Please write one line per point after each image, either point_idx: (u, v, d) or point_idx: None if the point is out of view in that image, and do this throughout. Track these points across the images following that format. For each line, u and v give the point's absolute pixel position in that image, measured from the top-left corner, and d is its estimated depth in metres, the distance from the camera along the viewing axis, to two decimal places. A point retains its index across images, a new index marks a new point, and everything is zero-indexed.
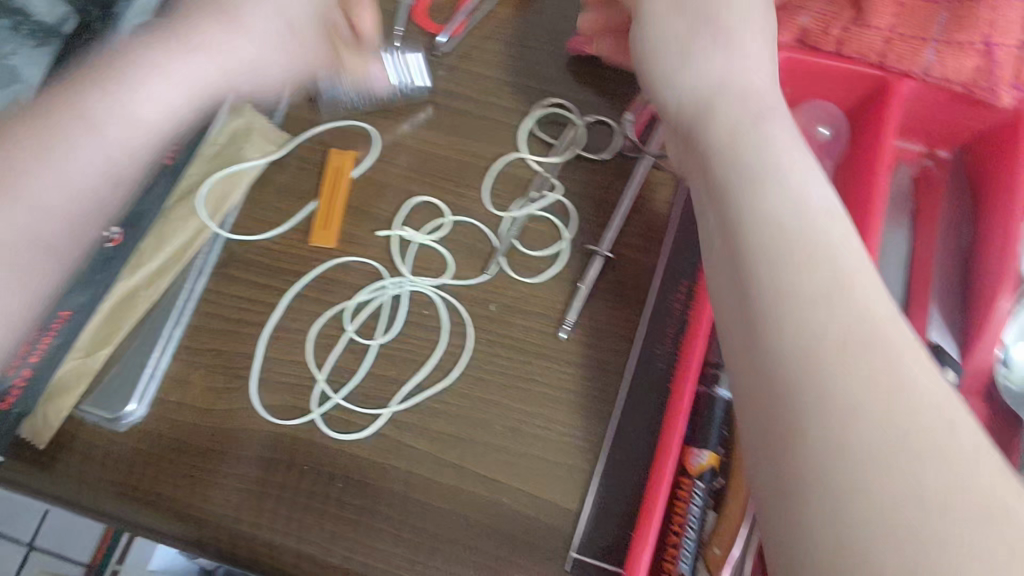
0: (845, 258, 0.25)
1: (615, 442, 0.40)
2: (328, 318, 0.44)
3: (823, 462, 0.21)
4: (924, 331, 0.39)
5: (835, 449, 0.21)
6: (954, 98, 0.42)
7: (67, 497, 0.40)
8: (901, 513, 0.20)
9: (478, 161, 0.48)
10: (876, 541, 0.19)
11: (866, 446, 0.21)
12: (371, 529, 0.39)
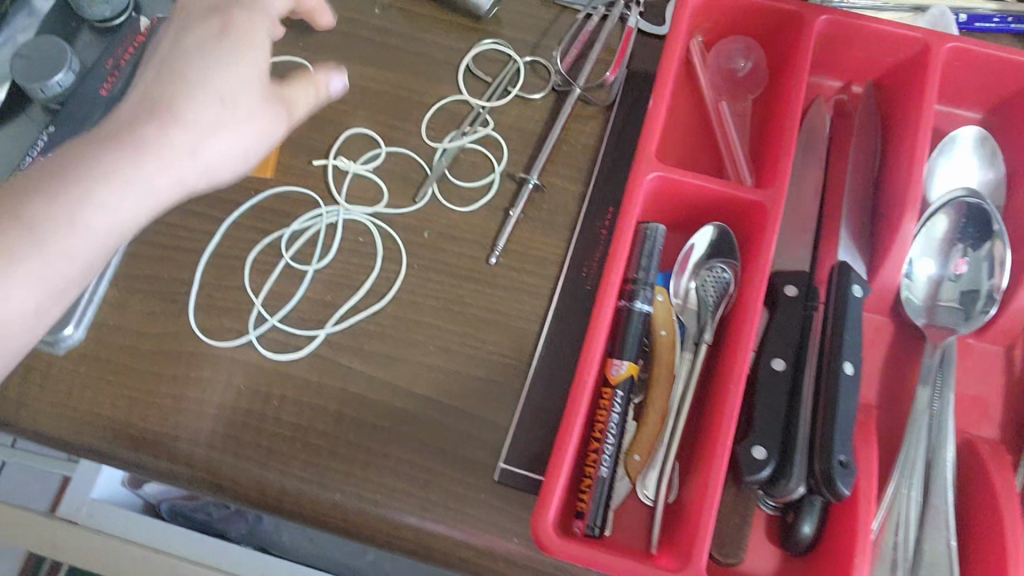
0: None
1: (542, 361, 0.42)
2: (264, 246, 0.45)
3: None
4: (833, 254, 0.41)
5: None
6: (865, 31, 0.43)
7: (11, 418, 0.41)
8: None
9: (413, 95, 0.49)
10: None
11: None
12: (307, 446, 0.40)
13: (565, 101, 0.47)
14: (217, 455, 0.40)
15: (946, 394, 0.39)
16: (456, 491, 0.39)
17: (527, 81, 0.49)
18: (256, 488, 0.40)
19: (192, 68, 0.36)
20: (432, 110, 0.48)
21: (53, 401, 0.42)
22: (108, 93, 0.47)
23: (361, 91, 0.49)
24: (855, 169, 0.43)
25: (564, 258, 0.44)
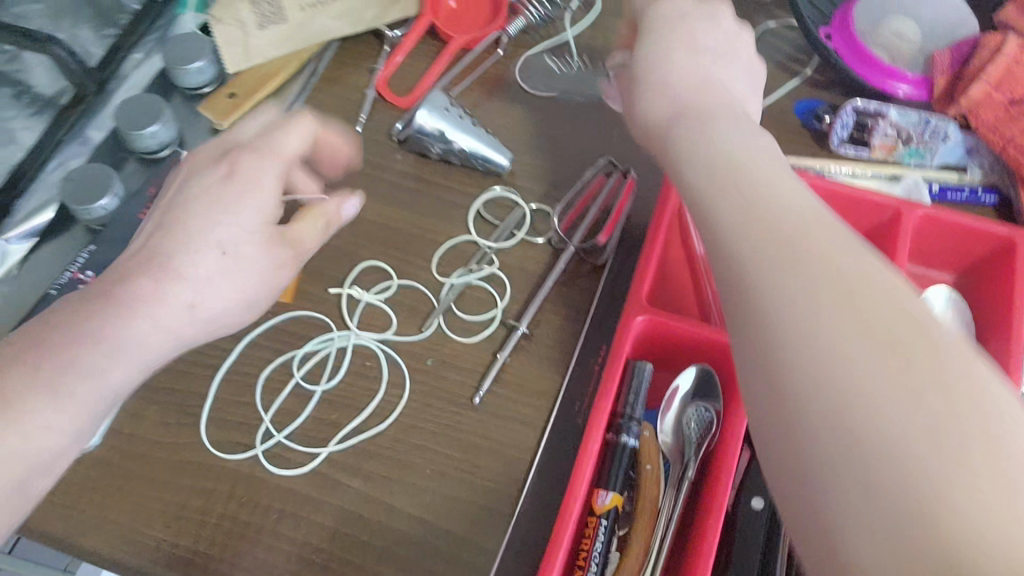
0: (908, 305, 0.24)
1: (531, 492, 0.44)
2: (277, 365, 0.48)
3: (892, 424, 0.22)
4: None
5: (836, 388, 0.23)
6: (840, 201, 0.49)
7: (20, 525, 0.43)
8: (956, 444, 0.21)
9: (428, 234, 0.52)
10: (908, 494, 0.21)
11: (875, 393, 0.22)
12: (301, 559, 0.42)
13: (560, 258, 0.50)
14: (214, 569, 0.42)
15: None
16: None
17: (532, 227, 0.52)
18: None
19: (178, 234, 0.38)
20: (445, 249, 0.51)
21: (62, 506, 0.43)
22: (146, 216, 0.51)
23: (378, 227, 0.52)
24: None
25: (557, 395, 0.47)
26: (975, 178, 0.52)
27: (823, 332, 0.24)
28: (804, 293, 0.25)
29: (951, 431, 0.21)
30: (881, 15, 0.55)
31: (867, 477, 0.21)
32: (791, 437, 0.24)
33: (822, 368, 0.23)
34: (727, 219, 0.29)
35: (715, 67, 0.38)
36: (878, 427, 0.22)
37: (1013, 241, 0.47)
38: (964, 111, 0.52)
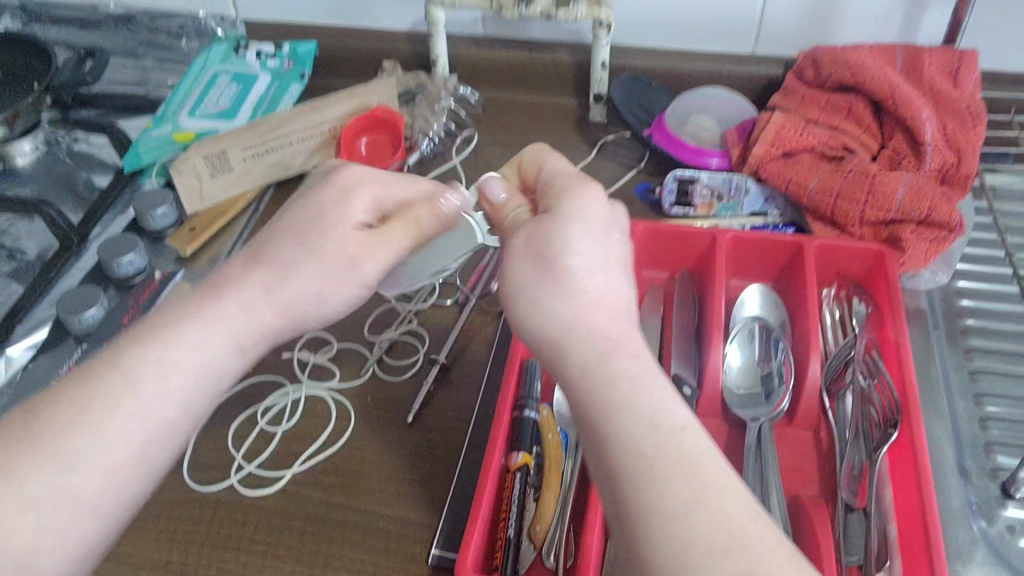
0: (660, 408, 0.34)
1: (462, 472, 0.54)
2: (245, 417, 0.58)
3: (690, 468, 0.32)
4: (670, 369, 0.58)
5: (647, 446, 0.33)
6: (669, 235, 0.64)
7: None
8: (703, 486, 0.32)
9: (360, 312, 0.65)
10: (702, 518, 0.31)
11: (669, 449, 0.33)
12: (276, 556, 0.51)
13: (464, 310, 0.64)
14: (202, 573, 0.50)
15: (764, 467, 0.53)
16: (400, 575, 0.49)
17: (442, 293, 0.65)
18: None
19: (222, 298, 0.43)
20: (375, 318, 0.64)
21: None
22: (129, 321, 0.61)
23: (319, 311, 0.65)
24: (683, 319, 0.61)
25: (475, 402, 0.58)
26: (776, 217, 0.68)
27: (638, 417, 0.34)
28: (635, 394, 0.35)
29: (703, 473, 0.32)
30: (685, 113, 0.74)
31: (676, 501, 0.31)
32: (624, 492, 0.33)
33: (637, 443, 0.33)
34: (613, 362, 0.36)
35: (593, 245, 0.40)
36: (674, 474, 0.32)
37: (801, 246, 0.62)
38: (754, 168, 0.68)
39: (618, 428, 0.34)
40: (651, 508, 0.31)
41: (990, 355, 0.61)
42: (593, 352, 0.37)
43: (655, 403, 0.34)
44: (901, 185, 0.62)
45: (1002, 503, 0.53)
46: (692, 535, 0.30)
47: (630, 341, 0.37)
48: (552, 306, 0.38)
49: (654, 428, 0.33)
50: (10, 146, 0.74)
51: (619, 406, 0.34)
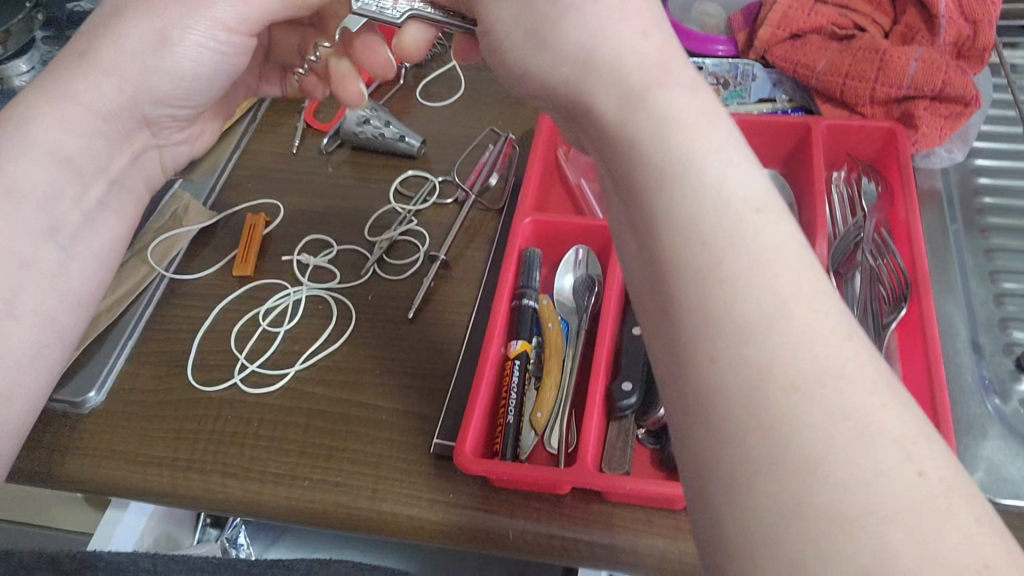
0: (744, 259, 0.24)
1: (466, 363, 0.54)
2: (247, 320, 0.58)
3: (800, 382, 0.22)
4: None
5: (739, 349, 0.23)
6: None
7: (44, 471, 0.51)
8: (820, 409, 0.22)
9: (360, 214, 0.64)
10: (802, 479, 0.21)
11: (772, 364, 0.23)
12: (279, 449, 0.51)
13: (463, 207, 0.63)
14: (208, 469, 0.50)
15: None
16: (402, 466, 0.49)
17: (441, 193, 0.65)
18: (239, 489, 0.49)
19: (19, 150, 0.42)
20: (376, 219, 0.64)
21: (75, 451, 0.52)
22: None
23: (318, 214, 0.65)
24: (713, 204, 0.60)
25: (477, 297, 0.57)
26: (784, 102, 0.66)
27: (671, 188, 0.26)
28: (705, 268, 0.25)
29: (740, 251, 0.24)
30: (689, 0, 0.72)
31: (706, 216, 0.25)
32: None
33: (714, 287, 0.24)
34: (672, 161, 0.27)
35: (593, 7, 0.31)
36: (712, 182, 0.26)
37: (809, 126, 0.60)
38: (761, 52, 0.66)
39: (637, 193, 0.27)
40: (683, 334, 0.25)
41: (1007, 233, 0.60)
42: (659, 184, 0.27)
43: (675, 115, 0.27)
44: (912, 59, 0.59)
45: (1016, 377, 0.52)
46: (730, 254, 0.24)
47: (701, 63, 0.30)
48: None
49: (733, 270, 0.24)
50: (6, 66, 0.74)
51: (648, 193, 0.27)
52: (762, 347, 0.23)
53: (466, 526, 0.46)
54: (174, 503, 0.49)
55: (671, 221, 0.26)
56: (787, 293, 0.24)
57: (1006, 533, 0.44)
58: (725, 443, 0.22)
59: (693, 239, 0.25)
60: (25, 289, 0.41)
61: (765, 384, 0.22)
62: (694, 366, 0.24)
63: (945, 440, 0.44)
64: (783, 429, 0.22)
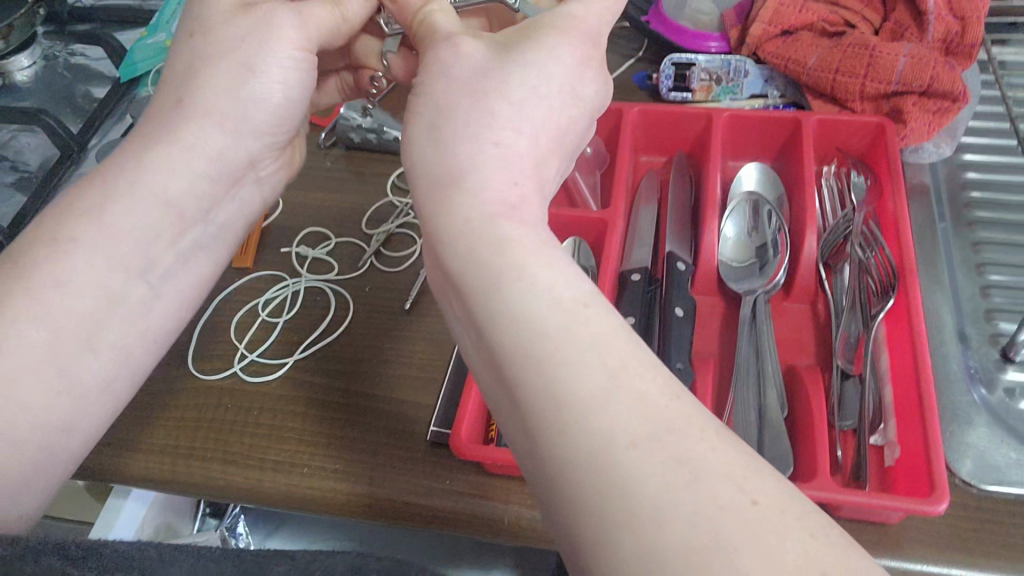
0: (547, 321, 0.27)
1: (461, 352, 0.55)
2: (246, 311, 0.59)
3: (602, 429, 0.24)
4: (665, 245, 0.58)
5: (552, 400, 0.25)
6: (664, 117, 0.64)
7: None
8: (617, 446, 0.24)
9: (358, 207, 0.65)
10: (632, 512, 0.23)
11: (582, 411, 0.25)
12: (278, 437, 0.52)
13: None
14: (209, 457, 0.51)
15: (759, 332, 0.53)
16: (400, 452, 0.50)
17: None
18: (238, 476, 0.50)
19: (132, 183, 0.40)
20: (373, 213, 0.65)
21: None
22: None
23: (316, 207, 0.66)
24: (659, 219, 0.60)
25: None
26: (776, 98, 0.68)
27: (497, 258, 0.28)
28: (518, 327, 0.27)
29: (558, 315, 0.27)
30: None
31: (509, 269, 0.28)
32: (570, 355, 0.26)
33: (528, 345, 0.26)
34: (502, 227, 0.29)
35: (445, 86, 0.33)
36: (511, 239, 0.29)
37: (799, 121, 0.61)
38: (753, 48, 0.67)
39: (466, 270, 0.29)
40: (514, 388, 0.27)
41: (994, 225, 0.61)
42: (478, 256, 0.29)
43: (486, 179, 0.31)
44: (901, 54, 0.60)
45: (1001, 367, 0.53)
46: (527, 301, 0.27)
47: (540, 122, 0.33)
48: (439, 58, 0.34)
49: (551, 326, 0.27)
50: (9, 62, 0.75)
51: (478, 251, 0.29)
52: (565, 383, 0.25)
53: (462, 511, 0.47)
54: (175, 490, 0.50)
55: (494, 286, 0.28)
56: (581, 344, 0.26)
57: (990, 516, 0.45)
58: (566, 488, 0.24)
59: (508, 306, 0.27)
60: (109, 324, 0.40)
61: (583, 434, 0.24)
62: (520, 409, 0.27)
63: (931, 425, 0.45)
64: (602, 453, 0.24)
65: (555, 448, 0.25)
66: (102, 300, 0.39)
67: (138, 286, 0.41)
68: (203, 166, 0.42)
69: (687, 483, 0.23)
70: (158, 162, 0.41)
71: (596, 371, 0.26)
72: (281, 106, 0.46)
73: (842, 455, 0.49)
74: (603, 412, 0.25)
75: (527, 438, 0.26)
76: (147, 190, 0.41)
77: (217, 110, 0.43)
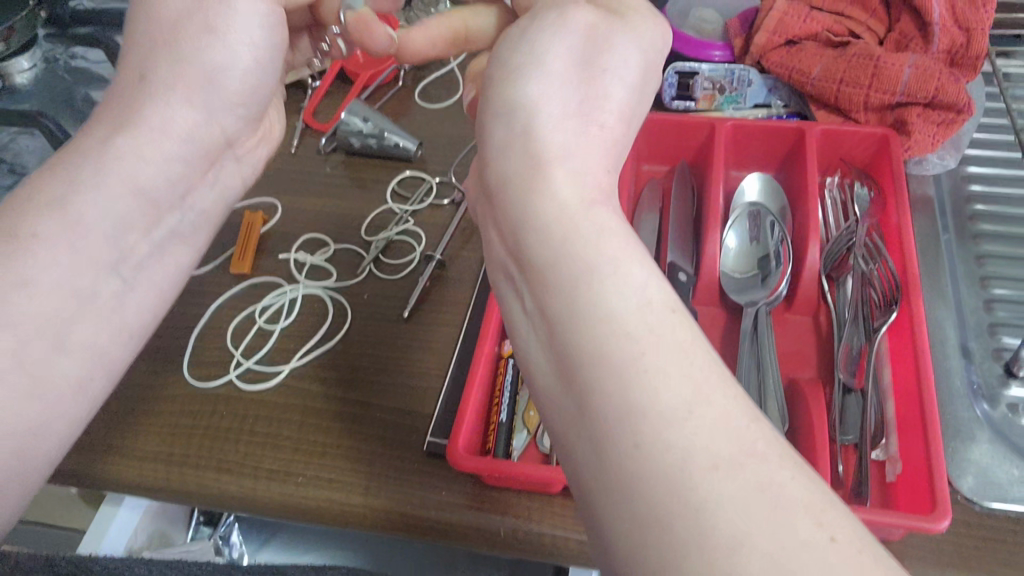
0: (629, 318, 0.25)
1: (459, 361, 0.54)
2: (243, 317, 0.59)
3: (682, 435, 0.22)
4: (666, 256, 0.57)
5: (626, 405, 0.24)
6: (667, 127, 0.63)
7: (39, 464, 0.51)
8: (695, 451, 0.22)
9: (357, 214, 0.65)
10: (701, 519, 0.21)
11: (664, 413, 0.23)
12: (274, 445, 0.51)
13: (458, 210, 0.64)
14: (203, 465, 0.51)
15: (760, 345, 0.52)
16: (396, 463, 0.50)
17: (438, 193, 0.65)
18: (233, 484, 0.49)
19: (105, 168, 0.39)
20: (372, 219, 0.64)
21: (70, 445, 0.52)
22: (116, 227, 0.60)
23: (315, 213, 0.65)
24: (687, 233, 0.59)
25: (473, 297, 0.58)
26: (779, 108, 0.67)
27: (581, 248, 0.27)
28: (598, 323, 0.25)
29: (647, 316, 0.25)
30: (686, 8, 0.73)
31: (589, 262, 0.26)
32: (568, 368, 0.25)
33: (607, 341, 0.25)
34: (599, 216, 0.28)
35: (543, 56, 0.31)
36: (605, 228, 0.27)
37: (802, 131, 0.61)
38: (756, 58, 0.66)
39: (546, 261, 0.27)
40: (587, 385, 0.25)
41: (998, 239, 0.60)
42: (566, 244, 0.27)
43: (578, 165, 0.29)
44: (906, 65, 0.59)
45: (1004, 383, 0.53)
46: (610, 305, 0.25)
47: (631, 109, 0.32)
48: (538, 29, 0.32)
49: (635, 323, 0.25)
50: (9, 64, 0.74)
51: (553, 241, 0.27)
52: (648, 395, 0.23)
53: (458, 523, 0.47)
54: (169, 497, 0.50)
55: (574, 277, 0.26)
56: (665, 345, 0.24)
57: (992, 535, 0.45)
58: (631, 497, 0.23)
59: (589, 299, 0.26)
60: (79, 322, 0.39)
61: (661, 437, 0.23)
62: (586, 418, 0.25)
63: (933, 441, 0.45)
64: (677, 473, 0.22)
65: (626, 451, 0.23)
66: (72, 300, 0.38)
67: (107, 284, 0.40)
68: (172, 150, 0.42)
69: (773, 513, 0.21)
70: (133, 152, 0.40)
71: (681, 384, 0.24)
72: (250, 86, 0.45)
73: (842, 470, 0.48)
74: (687, 428, 0.23)
75: (593, 449, 0.24)
76: (118, 180, 0.40)
77: (181, 85, 0.41)
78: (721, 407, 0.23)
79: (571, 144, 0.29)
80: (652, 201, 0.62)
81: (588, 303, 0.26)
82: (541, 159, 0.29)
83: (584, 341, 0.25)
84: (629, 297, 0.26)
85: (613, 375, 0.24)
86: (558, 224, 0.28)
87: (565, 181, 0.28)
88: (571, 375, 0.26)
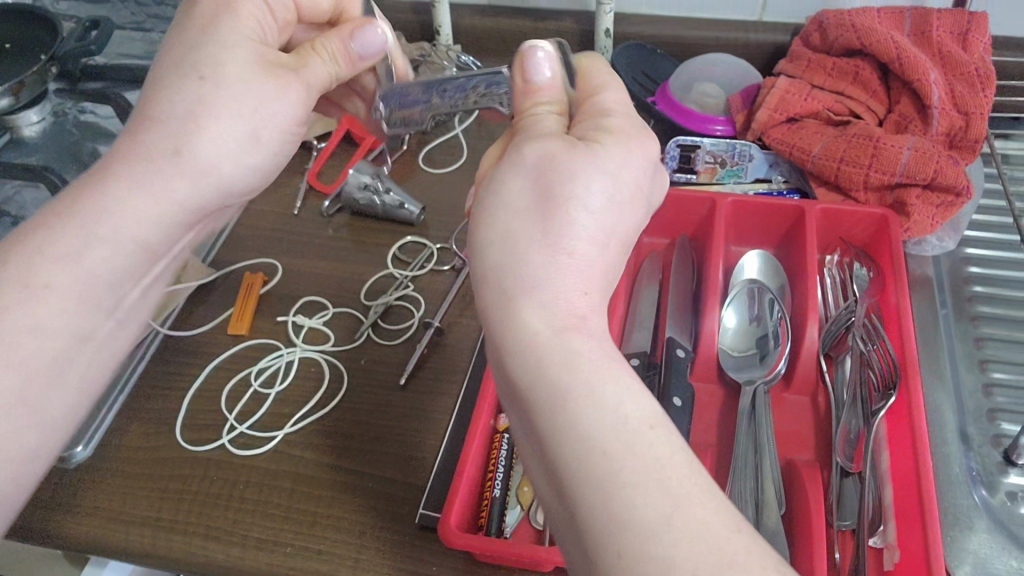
0: (608, 435, 0.27)
1: (454, 432, 0.54)
2: (237, 380, 0.59)
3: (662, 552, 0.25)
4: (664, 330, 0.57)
5: (611, 518, 0.26)
6: (676, 198, 0.64)
7: (24, 526, 0.50)
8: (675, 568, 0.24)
9: (357, 277, 0.65)
10: None
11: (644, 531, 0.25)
12: (263, 513, 0.50)
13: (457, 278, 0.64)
14: (191, 531, 0.50)
15: (758, 424, 0.52)
16: (388, 535, 0.49)
17: (439, 258, 0.66)
18: (221, 553, 0.49)
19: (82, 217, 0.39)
20: (373, 282, 0.64)
21: (58, 507, 0.51)
22: None
23: (315, 275, 0.65)
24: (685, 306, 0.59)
25: (470, 366, 0.58)
26: (779, 183, 0.68)
27: (558, 372, 0.29)
28: (580, 442, 0.28)
29: (622, 429, 0.28)
30: (689, 80, 0.72)
31: (571, 385, 0.29)
32: None
33: (586, 460, 0.27)
34: (574, 340, 0.30)
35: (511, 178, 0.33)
36: (577, 355, 0.29)
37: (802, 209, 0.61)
38: (758, 134, 0.67)
39: (528, 383, 0.30)
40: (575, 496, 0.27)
41: (996, 322, 0.60)
42: (542, 366, 0.29)
43: (553, 289, 0.31)
44: (905, 147, 0.60)
45: (1003, 470, 0.52)
46: (590, 423, 0.28)
47: (605, 232, 0.33)
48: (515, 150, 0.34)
49: (612, 438, 0.27)
50: (18, 117, 0.75)
51: (533, 362, 0.30)
52: (626, 506, 0.26)
53: None
54: (152, 563, 0.49)
55: (555, 397, 0.29)
56: (643, 460, 0.27)
57: None
58: None
59: (569, 421, 0.28)
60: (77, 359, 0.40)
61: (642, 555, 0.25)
62: (579, 529, 0.27)
63: (931, 531, 0.44)
64: None
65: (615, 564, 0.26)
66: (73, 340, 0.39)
67: (107, 323, 0.42)
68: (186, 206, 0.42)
69: None
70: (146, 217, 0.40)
71: (660, 498, 0.26)
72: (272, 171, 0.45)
73: (840, 557, 0.47)
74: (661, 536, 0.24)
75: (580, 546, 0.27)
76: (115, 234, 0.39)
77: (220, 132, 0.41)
78: (691, 521, 0.26)
79: (542, 262, 0.31)
80: (648, 273, 0.62)
81: (571, 422, 0.28)
82: (510, 289, 0.31)
83: (569, 462, 0.28)
84: (609, 412, 0.28)
85: (591, 493, 0.27)
86: (537, 349, 0.30)
87: (541, 301, 0.31)
88: (561, 490, 0.28)
